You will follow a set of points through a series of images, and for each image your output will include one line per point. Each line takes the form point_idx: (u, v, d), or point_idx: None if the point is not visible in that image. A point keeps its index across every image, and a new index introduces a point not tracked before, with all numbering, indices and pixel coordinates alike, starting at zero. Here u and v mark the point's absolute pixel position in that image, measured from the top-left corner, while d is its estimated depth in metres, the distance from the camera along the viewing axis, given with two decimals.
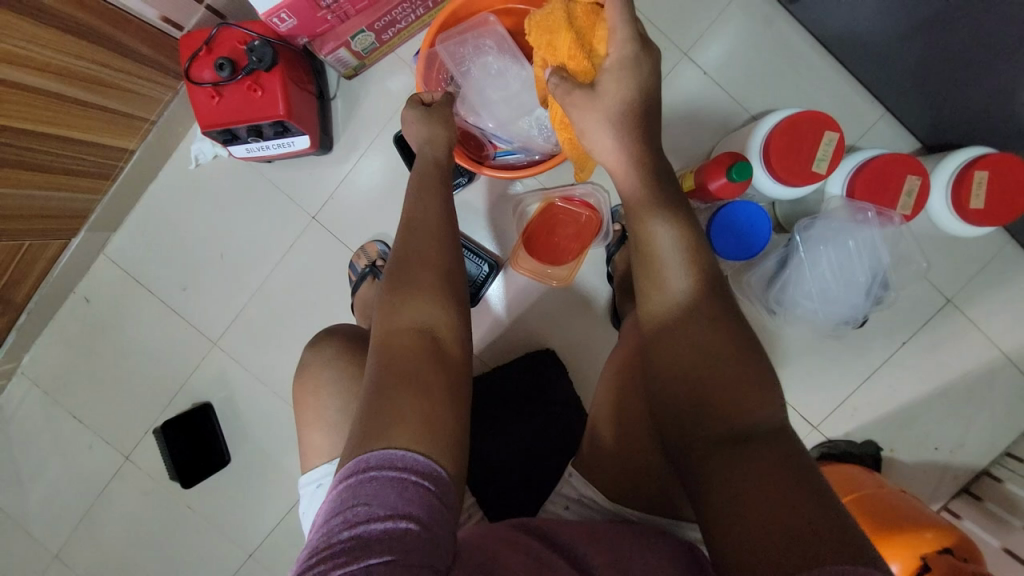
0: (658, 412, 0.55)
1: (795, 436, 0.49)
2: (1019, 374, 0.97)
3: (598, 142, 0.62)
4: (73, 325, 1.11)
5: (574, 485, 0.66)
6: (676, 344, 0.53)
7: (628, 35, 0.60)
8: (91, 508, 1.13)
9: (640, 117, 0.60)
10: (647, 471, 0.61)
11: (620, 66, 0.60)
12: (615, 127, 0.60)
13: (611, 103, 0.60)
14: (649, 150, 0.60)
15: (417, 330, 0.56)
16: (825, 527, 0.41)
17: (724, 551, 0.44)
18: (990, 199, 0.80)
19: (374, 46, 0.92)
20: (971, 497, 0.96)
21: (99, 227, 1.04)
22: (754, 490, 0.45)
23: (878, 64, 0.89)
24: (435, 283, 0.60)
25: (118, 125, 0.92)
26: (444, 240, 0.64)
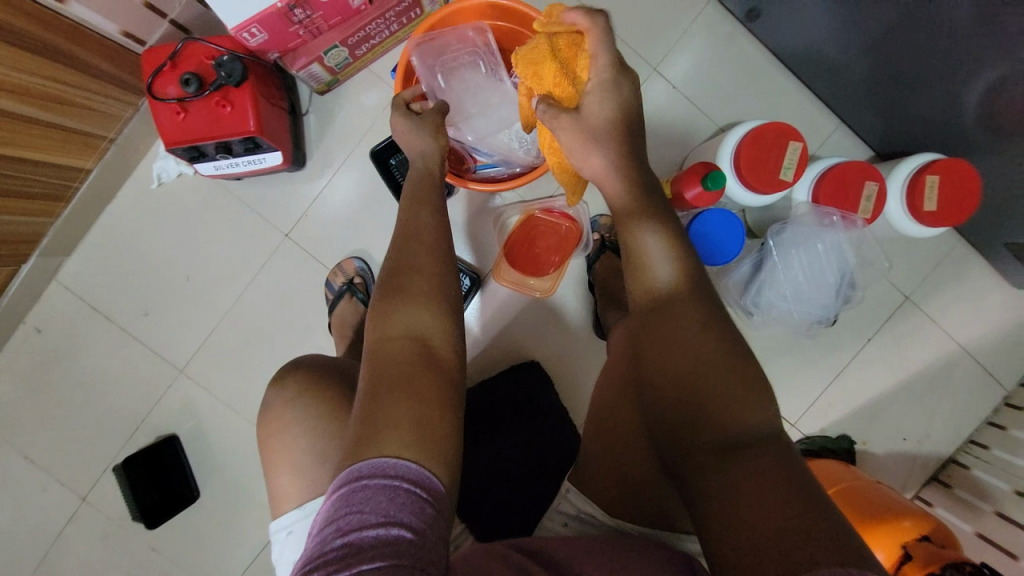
0: (653, 421, 0.56)
1: (787, 441, 0.49)
2: (975, 364, 1.03)
3: (585, 155, 0.63)
4: (22, 358, 1.02)
5: (573, 501, 0.64)
6: (667, 349, 0.54)
7: (609, 61, 0.62)
8: (42, 557, 1.04)
9: (627, 130, 0.62)
10: (643, 482, 0.60)
11: (603, 90, 0.62)
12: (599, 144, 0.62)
13: (594, 123, 0.62)
14: (637, 159, 0.62)
15: (411, 340, 0.54)
16: (817, 528, 0.41)
17: (720, 553, 0.45)
18: (941, 201, 0.85)
19: (347, 61, 0.91)
20: (941, 484, 1.01)
21: (51, 251, 0.97)
22: (747, 493, 0.45)
23: (833, 77, 0.95)
24: (429, 289, 0.58)
25: (74, 143, 0.87)
26: (439, 244, 0.63)
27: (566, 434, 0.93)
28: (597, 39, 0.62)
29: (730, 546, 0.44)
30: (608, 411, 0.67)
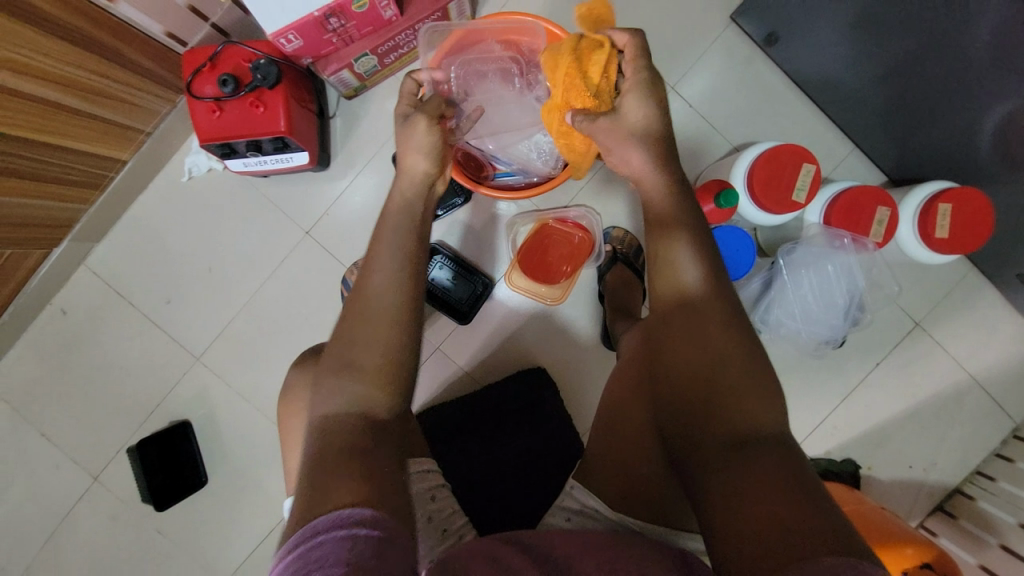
0: (667, 420, 0.58)
1: (790, 440, 0.52)
2: (984, 394, 1.03)
3: (623, 160, 0.65)
4: (47, 337, 1.06)
5: (577, 497, 0.65)
6: (688, 348, 0.56)
7: (645, 68, 0.64)
8: (53, 533, 1.07)
9: (663, 136, 0.64)
10: (647, 482, 0.62)
11: (641, 97, 0.63)
12: (635, 149, 0.64)
13: (634, 123, 0.64)
14: (673, 164, 0.64)
15: (356, 420, 0.56)
16: (820, 523, 0.44)
17: (726, 547, 0.47)
18: (953, 229, 0.86)
19: (376, 68, 0.95)
20: (946, 515, 1.00)
21: (83, 236, 1.01)
22: (753, 490, 0.48)
23: (850, 102, 0.97)
24: (381, 367, 0.59)
25: (113, 135, 0.91)
26: (393, 318, 0.60)
27: (570, 437, 0.95)
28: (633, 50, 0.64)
29: (742, 544, 0.46)
30: (616, 412, 0.68)
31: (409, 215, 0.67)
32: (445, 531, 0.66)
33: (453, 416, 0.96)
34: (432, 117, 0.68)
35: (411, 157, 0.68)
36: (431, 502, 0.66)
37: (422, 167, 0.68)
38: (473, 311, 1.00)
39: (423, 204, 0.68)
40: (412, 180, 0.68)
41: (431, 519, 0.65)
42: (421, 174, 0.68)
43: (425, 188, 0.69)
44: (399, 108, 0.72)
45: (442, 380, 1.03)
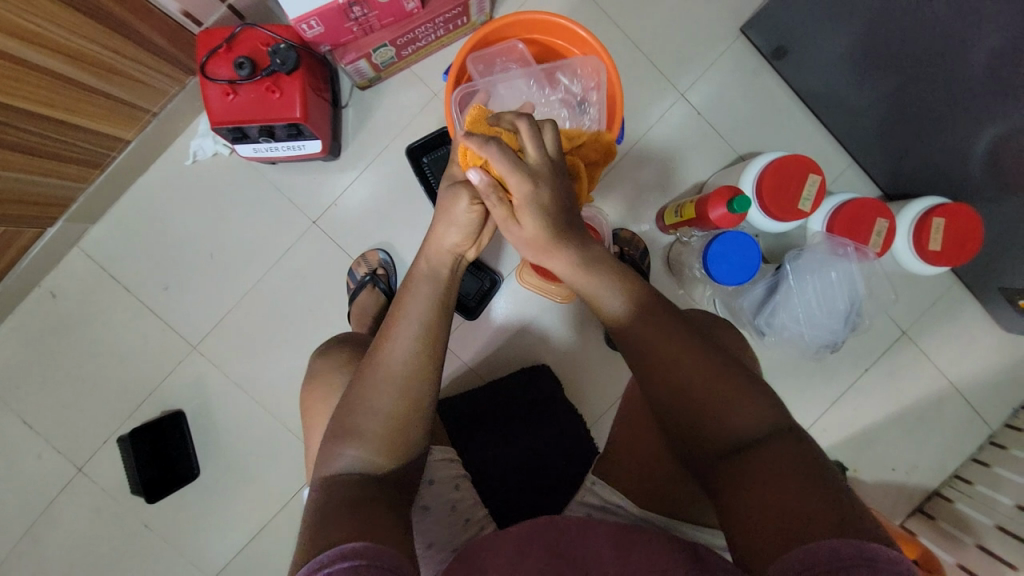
0: (673, 428, 0.58)
1: (794, 427, 0.55)
2: (963, 401, 1.08)
3: (527, 247, 0.65)
4: (33, 321, 1.02)
5: (598, 492, 0.68)
6: (651, 348, 0.58)
7: (523, 175, 0.58)
8: (32, 525, 1.02)
9: (557, 216, 0.61)
10: (668, 478, 0.64)
11: (528, 203, 0.59)
12: (540, 233, 0.62)
13: (529, 227, 0.61)
14: (572, 237, 0.63)
15: (353, 478, 0.55)
16: (830, 504, 0.47)
17: (741, 531, 0.50)
18: (946, 243, 0.90)
19: (392, 60, 0.95)
20: (925, 516, 1.05)
21: (79, 217, 0.98)
22: (763, 477, 0.51)
23: (849, 119, 1.01)
24: (380, 435, 0.57)
25: (119, 114, 0.89)
26: (398, 391, 0.58)
27: (582, 434, 0.94)
28: (512, 159, 0.58)
29: (758, 540, 0.48)
30: (635, 413, 0.69)
31: (438, 289, 0.62)
32: (467, 520, 0.67)
33: (464, 409, 0.96)
34: (477, 196, 0.61)
35: (442, 229, 0.63)
36: (455, 491, 0.69)
37: (454, 244, 0.63)
38: (478, 308, 1.02)
39: (452, 274, 0.64)
40: (442, 255, 0.63)
41: (455, 507, 0.67)
42: (451, 252, 0.64)
43: (454, 262, 0.64)
44: (455, 174, 0.67)
45: (445, 376, 1.04)
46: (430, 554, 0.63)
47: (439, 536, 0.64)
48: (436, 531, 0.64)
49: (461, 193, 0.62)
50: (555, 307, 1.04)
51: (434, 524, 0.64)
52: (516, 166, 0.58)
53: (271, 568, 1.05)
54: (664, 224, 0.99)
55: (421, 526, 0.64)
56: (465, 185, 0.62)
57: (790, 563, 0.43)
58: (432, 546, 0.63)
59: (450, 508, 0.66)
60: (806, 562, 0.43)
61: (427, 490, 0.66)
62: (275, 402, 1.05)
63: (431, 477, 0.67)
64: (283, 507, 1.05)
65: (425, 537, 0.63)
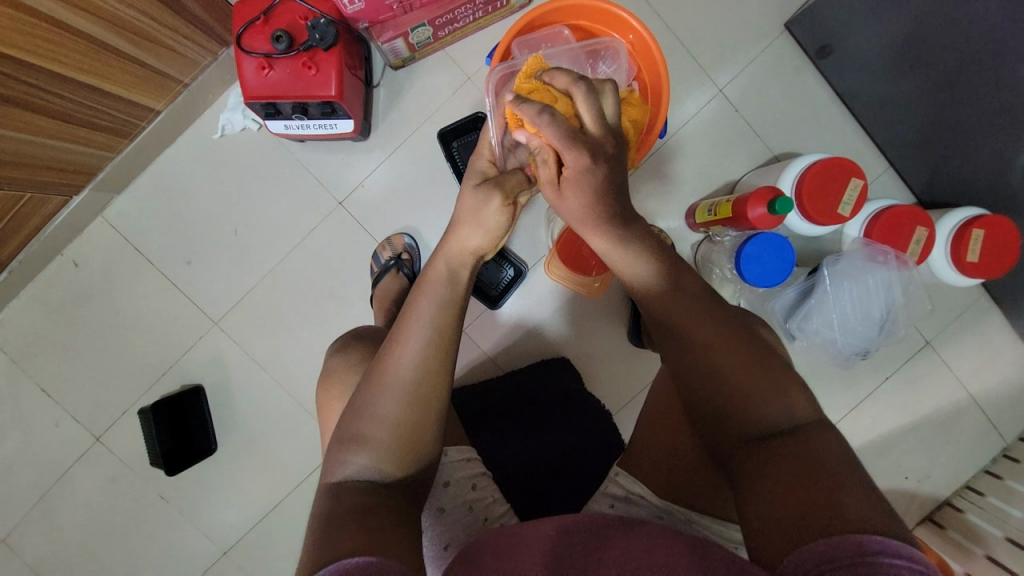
0: (699, 411, 0.58)
1: (819, 429, 0.53)
2: (981, 414, 1.08)
3: (571, 223, 0.64)
4: (55, 289, 1.02)
5: (622, 483, 0.67)
6: (685, 355, 0.58)
7: (574, 149, 0.56)
8: (49, 491, 1.03)
9: (605, 194, 0.59)
10: (693, 471, 0.63)
11: (576, 177, 0.58)
12: (585, 211, 0.61)
13: (573, 205, 0.61)
14: (620, 219, 0.61)
15: (361, 484, 0.55)
16: (861, 507, 0.44)
17: (757, 529, 0.48)
18: (983, 254, 0.90)
19: (428, 41, 0.93)
20: (935, 525, 1.05)
21: (104, 186, 0.97)
22: (779, 474, 0.49)
23: (889, 123, 0.99)
24: (389, 442, 0.56)
25: (151, 84, 0.88)
26: (407, 400, 0.57)
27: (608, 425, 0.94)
28: (564, 130, 0.56)
29: (771, 536, 0.47)
30: (665, 408, 0.67)
31: (454, 293, 0.60)
32: (485, 520, 0.66)
33: (484, 398, 0.97)
34: (507, 198, 0.62)
35: (467, 232, 0.62)
36: (472, 491, 0.68)
37: (476, 245, 0.62)
38: (501, 298, 1.01)
39: (469, 277, 0.63)
40: (463, 255, 0.63)
41: (472, 508, 0.66)
42: (473, 254, 0.63)
43: (474, 263, 0.63)
44: (480, 167, 0.67)
45: (464, 364, 1.04)
46: (447, 555, 0.62)
47: (457, 536, 0.63)
48: (452, 531, 0.63)
49: (493, 194, 0.62)
50: (578, 301, 1.03)
51: (452, 524, 0.63)
52: (570, 135, 0.56)
53: (282, 544, 1.06)
54: (696, 221, 0.98)
55: (437, 526, 0.63)
56: (496, 186, 0.62)
57: (802, 560, 0.42)
58: (448, 547, 0.62)
59: (467, 508, 0.65)
60: (820, 560, 0.41)
61: (442, 491, 0.66)
62: (293, 381, 1.05)
63: (447, 479, 0.67)
64: (298, 485, 1.06)
65: (441, 539, 0.63)
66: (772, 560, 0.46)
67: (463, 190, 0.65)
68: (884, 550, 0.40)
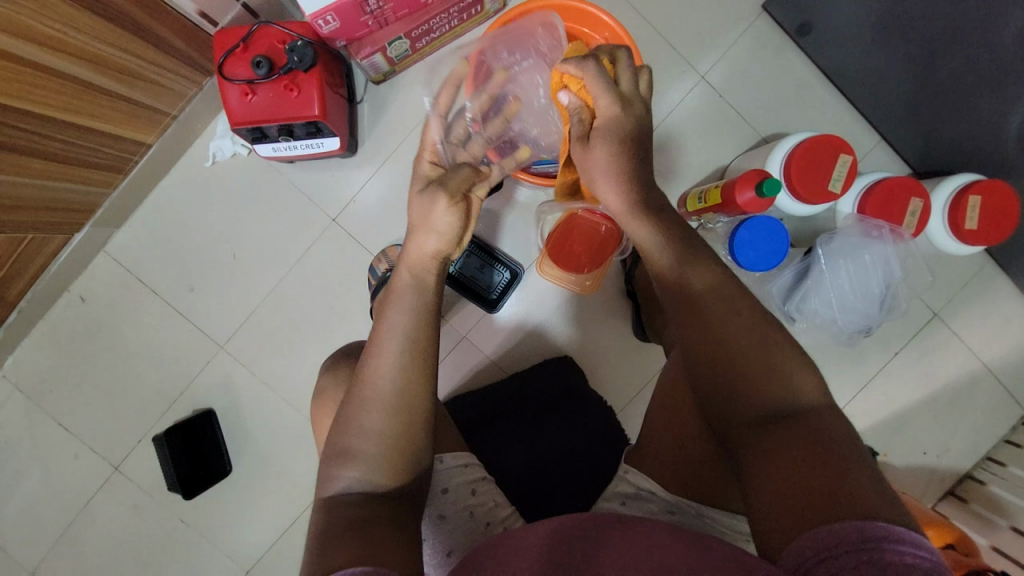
0: (702, 400, 0.58)
1: (825, 414, 0.52)
2: (997, 382, 1.05)
3: (595, 180, 0.66)
4: (65, 325, 1.04)
5: (632, 481, 0.66)
6: (700, 339, 0.57)
7: (612, 101, 0.61)
8: (73, 522, 1.06)
9: (633, 148, 0.63)
10: (703, 463, 0.63)
11: (608, 127, 0.62)
12: (608, 170, 0.64)
13: (599, 161, 0.64)
14: (642, 180, 0.64)
15: (354, 498, 0.56)
16: (865, 493, 0.44)
17: (762, 516, 0.48)
18: (982, 222, 0.88)
19: (407, 53, 0.94)
20: (957, 499, 1.03)
21: (103, 222, 0.99)
22: (782, 460, 0.49)
23: (876, 96, 0.98)
24: (376, 455, 0.57)
25: (140, 118, 0.90)
26: (389, 410, 0.57)
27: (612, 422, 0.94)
28: (604, 80, 0.61)
29: (777, 526, 0.46)
30: (672, 399, 0.67)
31: (424, 300, 0.61)
32: (488, 525, 0.66)
33: (488, 403, 0.96)
34: (452, 196, 0.60)
35: (422, 237, 0.62)
36: (472, 496, 0.68)
37: (436, 249, 0.62)
38: (500, 302, 1.01)
39: (437, 279, 0.64)
40: (424, 261, 0.62)
41: (473, 513, 0.66)
42: (434, 257, 0.63)
43: (439, 267, 0.63)
44: (423, 171, 0.67)
45: (466, 370, 1.04)
46: (449, 561, 0.63)
47: (460, 542, 0.64)
48: (455, 538, 0.64)
49: (438, 196, 0.61)
50: (576, 298, 1.03)
51: (453, 531, 0.64)
52: (608, 88, 0.61)
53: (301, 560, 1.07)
54: (687, 210, 0.97)
55: (438, 533, 0.64)
56: (440, 187, 0.61)
57: (805, 547, 0.43)
58: (451, 554, 0.63)
59: (468, 513, 0.66)
60: (824, 545, 0.42)
61: (442, 498, 0.66)
62: (301, 399, 1.06)
63: (446, 485, 0.67)
64: (313, 501, 1.07)
65: (443, 545, 0.63)
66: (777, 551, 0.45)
67: (410, 199, 0.65)
68: (888, 536, 0.40)
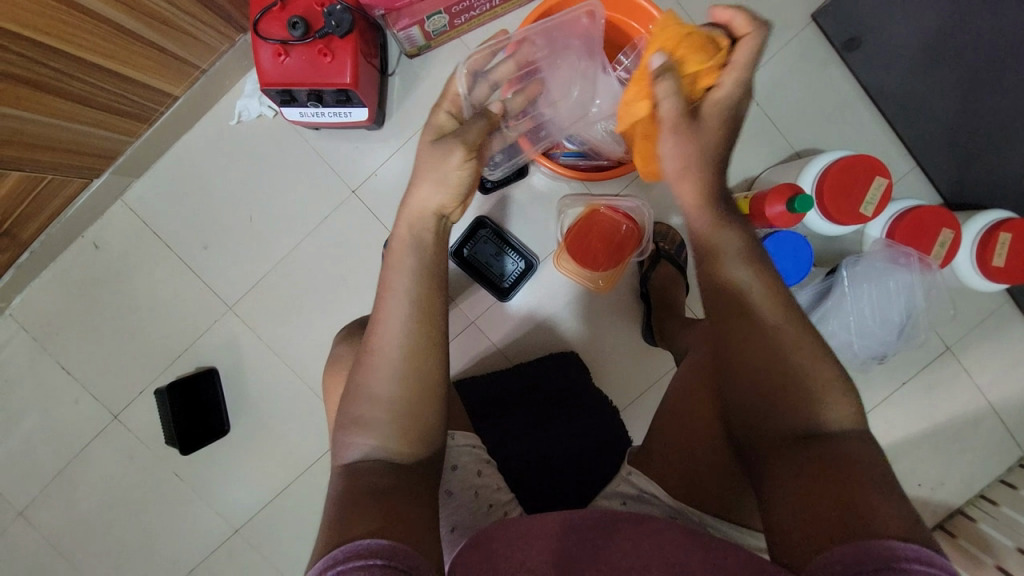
0: (730, 412, 0.57)
1: (856, 435, 0.51)
2: (1000, 422, 1.04)
3: (671, 163, 0.61)
4: (77, 271, 1.04)
5: (635, 482, 0.66)
6: (753, 343, 0.54)
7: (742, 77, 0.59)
8: (68, 465, 1.07)
9: (733, 132, 0.61)
10: (711, 469, 0.61)
11: (722, 112, 0.60)
12: (696, 154, 0.60)
13: (704, 140, 0.60)
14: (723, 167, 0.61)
15: (372, 465, 0.55)
16: (896, 519, 0.43)
17: (785, 529, 0.47)
18: (1010, 259, 0.87)
19: (444, 29, 0.93)
20: (946, 533, 1.02)
21: (123, 170, 0.98)
22: (811, 476, 0.48)
23: (914, 121, 0.96)
24: (388, 422, 0.56)
25: (170, 69, 0.89)
26: (399, 378, 0.57)
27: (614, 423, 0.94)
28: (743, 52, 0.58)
29: (793, 540, 0.46)
30: (683, 405, 0.66)
31: (423, 260, 0.60)
32: (490, 507, 0.66)
33: (494, 389, 0.97)
34: (470, 151, 0.59)
35: (425, 191, 0.60)
36: (478, 477, 0.68)
37: (440, 204, 0.60)
38: (510, 292, 1.01)
39: (435, 239, 0.62)
40: (424, 216, 0.61)
41: (478, 494, 0.66)
42: (435, 213, 0.61)
43: (436, 224, 0.61)
44: (438, 122, 0.63)
45: (471, 355, 1.03)
46: (454, 537, 0.62)
47: (463, 519, 0.63)
48: (460, 514, 0.63)
49: (454, 148, 0.59)
50: (588, 295, 1.03)
51: (458, 508, 0.63)
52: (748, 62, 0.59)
53: (289, 525, 1.08)
54: None
55: (445, 509, 0.63)
56: (458, 138, 0.59)
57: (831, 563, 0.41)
58: (455, 530, 0.62)
59: (473, 494, 0.66)
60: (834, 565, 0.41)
61: (450, 475, 0.66)
62: (304, 367, 1.06)
63: (455, 462, 0.67)
64: (305, 468, 1.08)
65: (448, 521, 0.63)
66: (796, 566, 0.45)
67: (420, 148, 0.62)
68: (894, 556, 0.40)
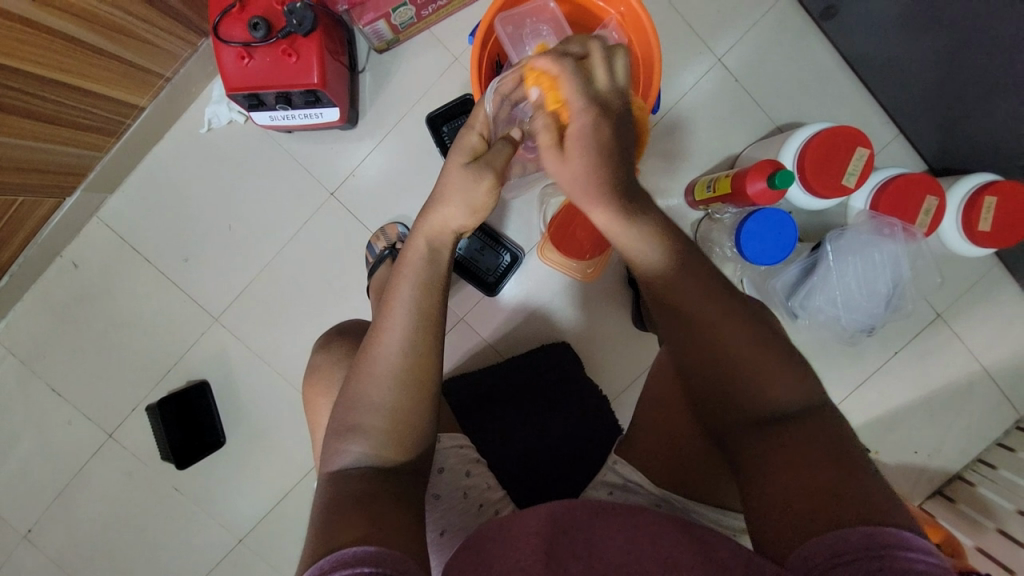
0: (697, 400, 0.57)
1: (836, 414, 0.51)
2: (994, 385, 1.05)
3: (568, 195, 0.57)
4: (58, 291, 1.03)
5: (620, 470, 0.65)
6: (736, 334, 0.53)
7: (588, 101, 0.53)
8: (66, 486, 1.06)
9: (613, 150, 0.54)
10: (697, 454, 0.62)
11: (583, 136, 0.53)
12: (582, 181, 0.55)
13: (574, 168, 0.54)
14: (622, 189, 0.54)
15: (359, 472, 0.54)
16: (886, 501, 0.43)
17: (765, 512, 0.47)
18: (995, 223, 0.87)
19: (411, 21, 0.91)
20: (945, 498, 1.03)
21: (96, 185, 0.97)
22: (797, 457, 0.48)
23: (894, 88, 0.94)
24: (384, 430, 0.56)
25: (132, 79, 0.87)
26: (397, 386, 0.56)
27: (606, 408, 0.94)
28: (579, 78, 0.54)
29: (774, 524, 0.46)
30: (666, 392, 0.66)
31: (435, 271, 0.59)
32: (481, 507, 0.66)
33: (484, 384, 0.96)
34: (497, 179, 0.60)
35: (449, 207, 0.59)
36: (467, 477, 0.68)
37: (460, 224, 0.60)
38: (497, 285, 1.00)
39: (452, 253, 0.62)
40: (444, 233, 0.60)
41: (467, 494, 0.66)
42: (456, 232, 0.61)
43: (454, 241, 0.61)
44: (468, 143, 0.61)
45: (463, 352, 1.03)
46: (444, 541, 0.62)
47: (453, 522, 0.63)
48: (449, 518, 0.63)
49: (484, 174, 0.59)
50: (576, 284, 1.02)
51: (446, 511, 0.63)
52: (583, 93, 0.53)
53: (292, 531, 1.08)
54: (694, 198, 0.96)
55: (432, 513, 0.63)
56: (487, 166, 0.59)
57: (812, 554, 0.42)
58: (444, 533, 0.62)
59: (461, 494, 0.66)
60: (833, 552, 0.41)
61: (437, 478, 0.65)
62: (295, 374, 1.05)
63: (441, 465, 0.67)
64: (304, 474, 1.07)
65: (436, 524, 0.62)
66: (781, 556, 0.44)
67: (449, 168, 0.61)
68: (899, 543, 0.40)
